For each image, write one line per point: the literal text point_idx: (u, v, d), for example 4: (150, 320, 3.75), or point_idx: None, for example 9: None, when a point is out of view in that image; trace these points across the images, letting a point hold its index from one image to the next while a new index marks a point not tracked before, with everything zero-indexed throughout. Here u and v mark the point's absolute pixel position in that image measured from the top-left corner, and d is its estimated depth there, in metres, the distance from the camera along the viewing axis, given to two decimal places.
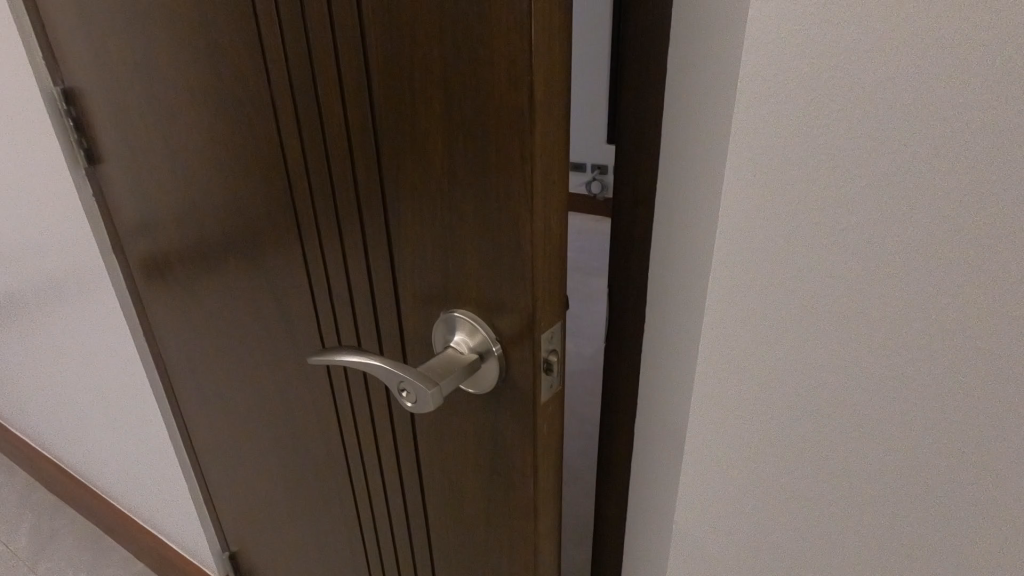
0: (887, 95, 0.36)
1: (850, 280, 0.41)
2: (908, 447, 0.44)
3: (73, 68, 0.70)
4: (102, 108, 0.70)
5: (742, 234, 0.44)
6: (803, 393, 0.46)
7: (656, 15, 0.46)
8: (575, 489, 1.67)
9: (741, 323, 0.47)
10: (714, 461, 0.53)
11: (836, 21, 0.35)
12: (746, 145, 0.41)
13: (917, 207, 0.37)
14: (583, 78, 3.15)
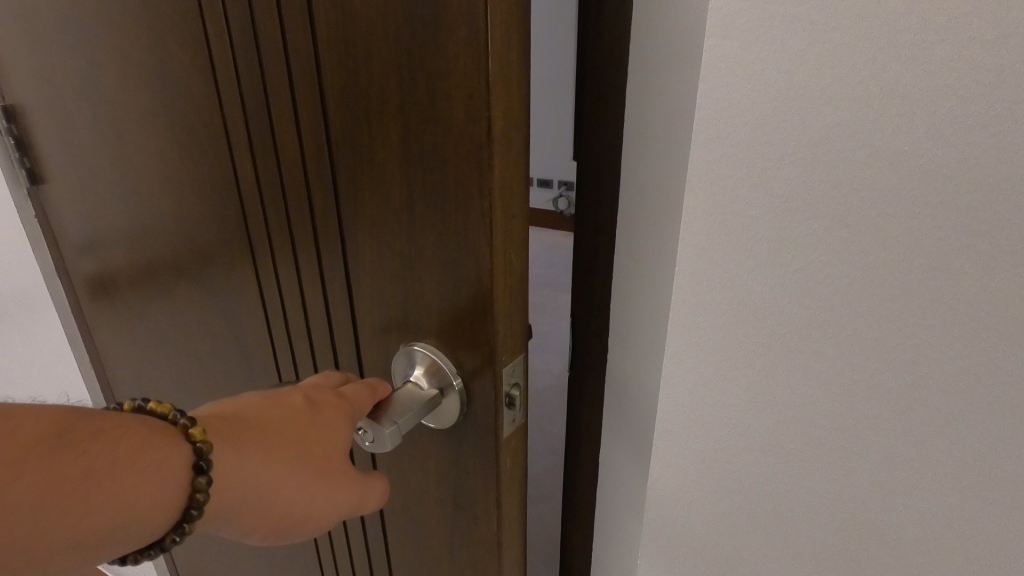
0: (837, 133, 0.40)
1: (806, 299, 0.45)
2: (861, 450, 0.47)
3: (16, 85, 0.67)
4: (47, 127, 0.67)
5: (709, 256, 0.47)
6: (764, 404, 0.50)
7: (612, 56, 0.50)
8: (544, 508, 1.68)
9: (709, 339, 0.50)
10: (684, 472, 0.56)
11: (789, 65, 0.40)
12: (712, 175, 0.45)
13: (866, 231, 0.41)
14: (548, 99, 3.24)
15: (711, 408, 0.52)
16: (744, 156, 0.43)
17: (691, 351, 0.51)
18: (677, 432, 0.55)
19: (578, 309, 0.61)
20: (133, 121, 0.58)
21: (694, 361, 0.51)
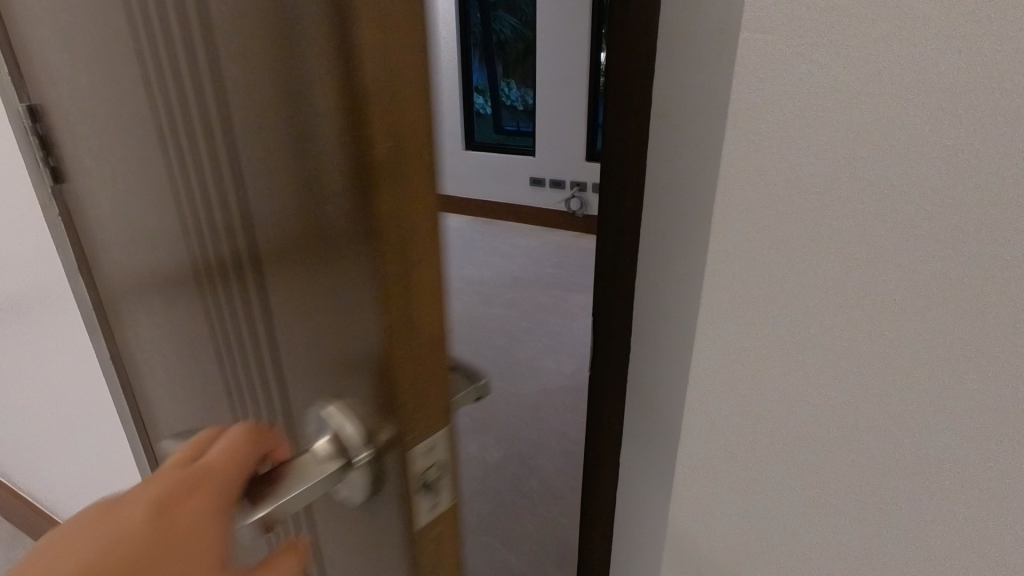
0: (847, 113, 0.51)
1: (821, 248, 0.56)
2: (865, 378, 0.59)
3: (37, 81, 0.66)
4: (59, 124, 0.65)
5: (742, 213, 0.59)
6: (786, 339, 0.61)
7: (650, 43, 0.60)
8: (563, 505, 1.72)
9: (739, 284, 0.61)
10: (714, 399, 0.68)
11: (809, 56, 0.51)
12: (749, 146, 0.56)
13: (870, 196, 0.52)
14: None
15: (752, 326, 0.62)
16: (774, 129, 0.55)
17: (735, 277, 0.61)
18: (722, 349, 0.65)
19: (621, 261, 0.69)
20: (106, 118, 0.54)
21: (735, 284, 0.62)
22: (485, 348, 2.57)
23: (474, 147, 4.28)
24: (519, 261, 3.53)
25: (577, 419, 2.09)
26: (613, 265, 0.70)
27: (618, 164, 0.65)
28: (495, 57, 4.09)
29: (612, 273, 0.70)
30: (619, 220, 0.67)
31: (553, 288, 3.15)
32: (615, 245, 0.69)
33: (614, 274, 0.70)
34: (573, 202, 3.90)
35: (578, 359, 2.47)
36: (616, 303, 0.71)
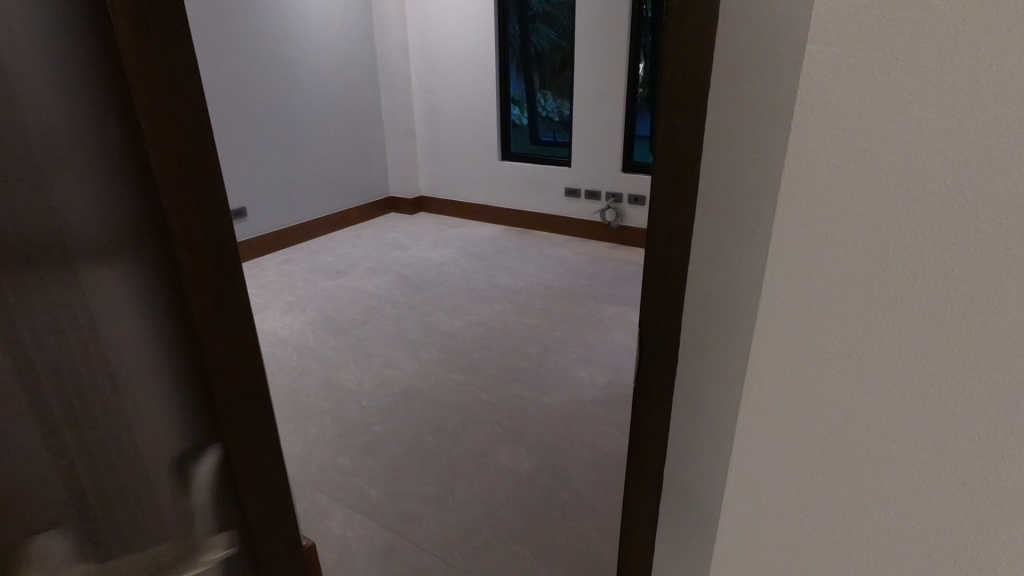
0: (948, 126, 0.43)
1: (908, 283, 0.48)
2: (957, 434, 0.50)
3: None
4: None
5: (814, 240, 0.50)
6: (862, 386, 0.53)
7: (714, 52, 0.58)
8: (600, 517, 1.69)
9: (805, 322, 0.53)
10: (771, 449, 0.60)
11: (902, 58, 0.43)
12: (823, 162, 0.48)
13: (973, 224, 0.45)
14: None
15: (805, 357, 0.55)
16: (856, 142, 0.46)
17: (788, 303, 0.54)
18: (770, 382, 0.58)
19: (666, 278, 0.64)
20: None
21: (788, 310, 0.54)
22: (519, 358, 2.57)
23: (512, 157, 4.33)
24: (554, 271, 3.54)
25: (611, 432, 2.06)
26: (656, 281, 0.65)
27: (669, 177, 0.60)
28: (535, 69, 4.14)
29: (657, 290, 0.65)
30: (666, 238, 0.63)
31: (588, 299, 3.14)
32: (661, 263, 0.64)
33: (658, 292, 0.65)
34: (609, 213, 3.88)
35: (613, 372, 2.44)
36: (660, 320, 0.67)
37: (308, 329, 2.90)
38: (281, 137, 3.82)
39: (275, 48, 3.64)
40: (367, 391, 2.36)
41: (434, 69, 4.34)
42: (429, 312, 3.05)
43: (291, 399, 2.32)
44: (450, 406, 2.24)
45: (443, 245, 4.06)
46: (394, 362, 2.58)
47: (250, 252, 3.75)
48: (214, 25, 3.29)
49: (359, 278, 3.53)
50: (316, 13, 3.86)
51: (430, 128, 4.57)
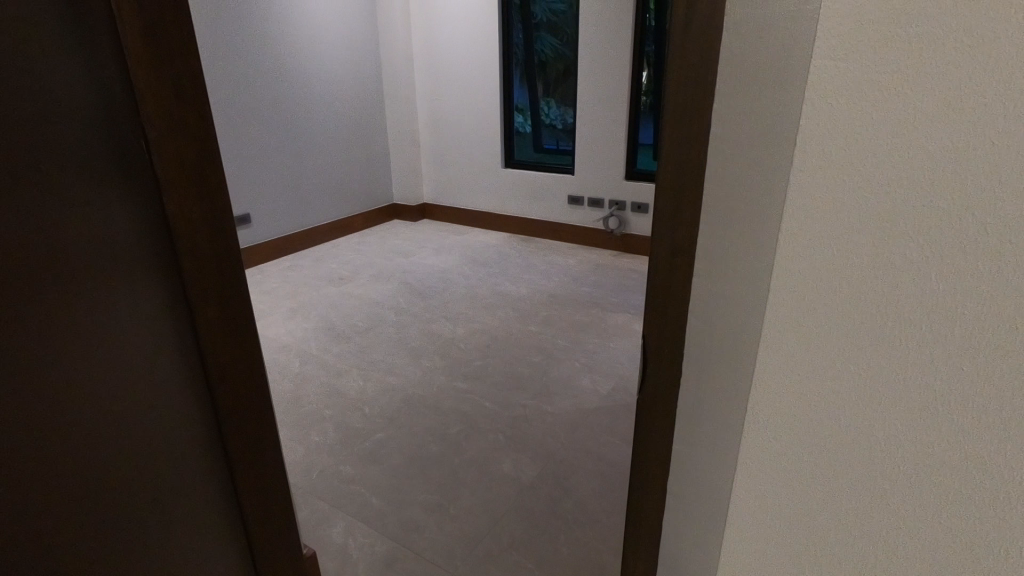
0: (935, 159, 0.44)
1: (901, 313, 0.48)
2: (943, 463, 0.51)
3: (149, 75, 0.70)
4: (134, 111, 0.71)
5: (808, 268, 0.51)
6: (853, 413, 0.53)
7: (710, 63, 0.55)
8: (603, 525, 1.69)
9: (797, 346, 0.54)
10: (767, 472, 0.60)
11: (893, 91, 0.44)
12: (816, 190, 0.48)
13: (961, 257, 0.45)
14: None
15: (814, 349, 0.53)
16: (848, 173, 0.47)
17: (796, 291, 0.52)
18: (777, 375, 0.56)
19: (673, 282, 0.64)
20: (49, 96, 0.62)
21: (796, 299, 0.52)
22: (521, 366, 2.57)
23: (515, 165, 4.34)
24: (557, 278, 3.54)
25: (613, 440, 2.06)
26: (664, 284, 0.64)
27: (675, 180, 0.59)
28: (538, 77, 4.16)
29: (665, 294, 0.64)
30: (673, 241, 0.62)
31: (590, 307, 3.14)
32: (669, 266, 0.63)
33: (664, 296, 0.65)
34: (612, 221, 3.88)
35: (616, 380, 2.44)
36: (666, 325, 0.65)
37: (310, 335, 2.90)
38: (285, 145, 3.83)
39: (279, 56, 3.66)
40: (369, 398, 2.36)
41: (438, 76, 4.37)
42: (432, 319, 3.05)
43: (293, 406, 2.31)
44: (453, 414, 2.24)
45: (446, 252, 4.07)
46: (396, 369, 2.58)
47: (253, 259, 3.76)
48: (219, 33, 3.31)
49: (362, 284, 3.53)
50: (321, 22, 3.89)
51: (433, 136, 4.59)
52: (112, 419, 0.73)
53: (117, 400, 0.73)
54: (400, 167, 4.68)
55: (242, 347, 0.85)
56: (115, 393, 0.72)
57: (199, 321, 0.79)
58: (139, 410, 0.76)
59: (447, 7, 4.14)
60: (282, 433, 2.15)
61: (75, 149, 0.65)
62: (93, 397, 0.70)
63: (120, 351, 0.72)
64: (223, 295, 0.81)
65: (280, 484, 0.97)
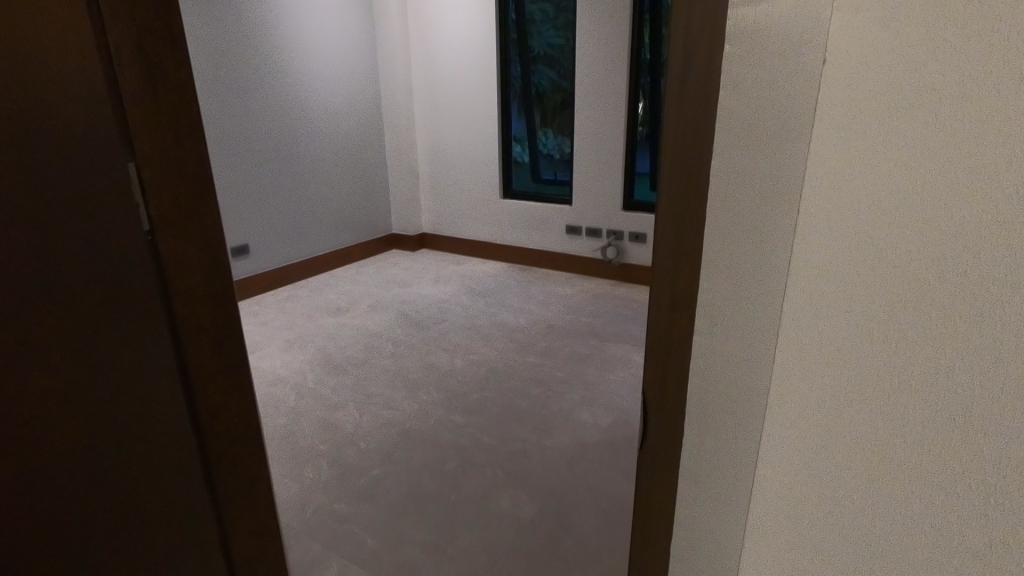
0: (936, 121, 0.55)
1: (907, 255, 0.58)
2: (945, 394, 0.59)
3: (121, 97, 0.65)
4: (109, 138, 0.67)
5: (835, 217, 0.62)
6: (869, 347, 0.62)
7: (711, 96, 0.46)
8: (604, 565, 1.63)
9: (825, 287, 0.64)
10: (797, 409, 0.69)
11: (905, 67, 0.55)
12: (840, 148, 0.60)
13: (955, 206, 0.55)
14: None
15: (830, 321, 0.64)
16: (865, 134, 0.58)
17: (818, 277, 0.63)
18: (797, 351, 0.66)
19: (674, 345, 0.55)
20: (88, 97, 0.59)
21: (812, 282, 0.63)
22: (521, 398, 2.53)
23: (513, 195, 4.36)
24: (556, 308, 3.52)
25: (616, 475, 2.01)
26: (662, 345, 0.56)
27: (675, 232, 0.51)
28: (536, 107, 4.22)
29: (664, 358, 0.56)
30: (672, 298, 0.53)
31: (590, 337, 3.11)
32: (666, 326, 0.55)
33: (663, 360, 0.56)
34: (610, 250, 3.88)
35: (616, 412, 2.40)
36: (665, 389, 0.57)
37: (306, 368, 2.87)
38: (283, 176, 3.85)
39: (278, 88, 3.71)
40: (365, 432, 2.32)
41: (438, 109, 4.43)
42: (430, 350, 3.02)
43: (287, 442, 2.26)
44: (451, 448, 2.19)
45: (444, 282, 4.06)
46: (393, 402, 2.54)
47: (249, 289, 3.74)
48: (219, 67, 3.36)
49: (360, 315, 3.51)
50: (321, 56, 3.96)
51: (432, 167, 4.63)
52: (115, 455, 0.66)
53: (126, 431, 0.67)
54: (400, 198, 4.70)
55: (230, 379, 0.83)
56: (123, 423, 0.67)
57: (190, 351, 0.75)
58: (143, 445, 0.70)
59: (446, 41, 4.23)
60: (275, 470, 2.09)
61: (90, 163, 0.60)
62: (105, 424, 0.65)
63: (128, 378, 0.67)
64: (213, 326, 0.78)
65: (271, 527, 0.94)
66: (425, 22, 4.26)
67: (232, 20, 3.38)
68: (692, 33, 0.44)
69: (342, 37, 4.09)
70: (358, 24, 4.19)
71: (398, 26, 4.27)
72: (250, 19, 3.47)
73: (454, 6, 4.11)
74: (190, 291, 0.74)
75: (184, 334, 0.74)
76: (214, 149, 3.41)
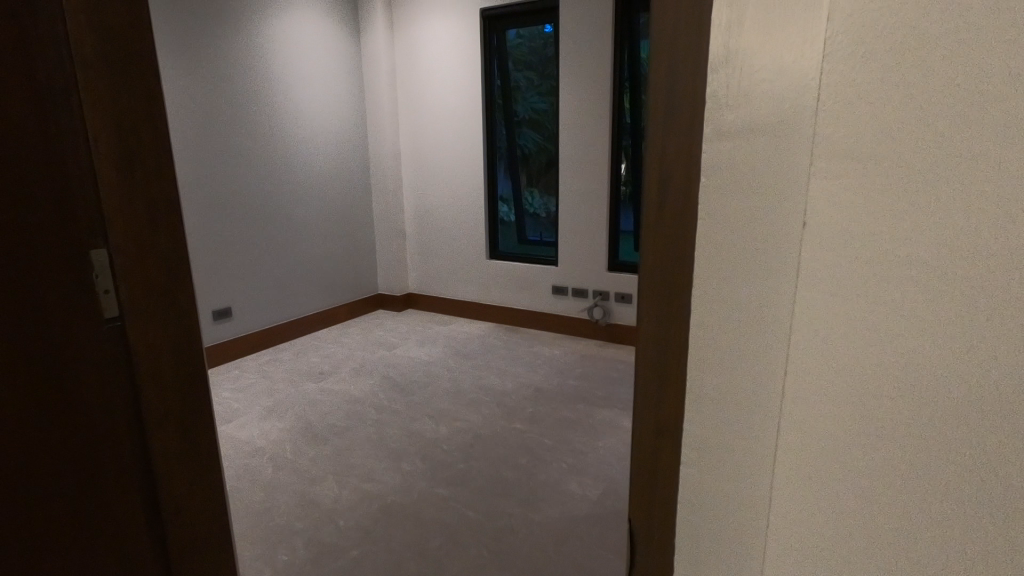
0: (953, 202, 0.43)
1: (925, 367, 0.46)
2: (978, 538, 0.47)
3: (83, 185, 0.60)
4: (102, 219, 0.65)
5: (822, 318, 0.49)
6: (880, 479, 0.49)
7: (691, 207, 0.47)
8: None
9: (818, 405, 0.50)
10: (785, 549, 0.55)
11: (903, 131, 0.44)
12: (825, 237, 0.47)
13: (977, 309, 0.43)
14: None
15: (847, 444, 0.53)
16: (859, 214, 0.46)
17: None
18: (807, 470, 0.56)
19: (660, 469, 0.54)
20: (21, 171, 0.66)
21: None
22: (507, 469, 2.44)
23: (500, 257, 4.39)
24: (544, 371, 3.47)
25: (607, 554, 1.92)
26: (648, 468, 0.55)
27: (657, 331, 0.51)
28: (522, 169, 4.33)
29: (650, 481, 0.55)
30: (657, 420, 0.53)
31: (578, 402, 3.06)
32: (653, 449, 0.54)
33: (649, 482, 0.55)
34: (597, 310, 3.88)
35: (606, 483, 2.32)
36: (653, 513, 0.55)
37: (285, 437, 2.76)
38: (266, 240, 3.84)
39: (264, 155, 3.76)
40: (345, 509, 2.20)
41: (425, 172, 4.50)
42: (414, 418, 2.93)
43: (261, 520, 2.14)
44: (434, 526, 2.08)
45: (430, 344, 4.01)
46: (375, 475, 2.43)
47: (228, 352, 3.65)
48: (206, 131, 3.40)
49: (342, 380, 3.43)
50: (309, 123, 4.05)
51: (418, 229, 4.65)
52: None
53: (58, 474, 0.72)
54: (386, 259, 4.71)
55: (198, 455, 0.85)
56: (55, 466, 0.72)
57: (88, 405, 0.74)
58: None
59: (433, 109, 4.36)
60: (247, 553, 1.97)
61: (55, 241, 0.70)
62: None
63: (69, 429, 0.73)
64: (180, 404, 0.83)
65: None
66: (413, 90, 4.40)
67: (222, 89, 3.46)
68: (668, 168, 0.47)
69: (330, 105, 4.21)
70: (347, 93, 4.33)
71: (387, 94, 4.41)
72: (239, 88, 3.56)
73: (441, 76, 4.26)
74: (156, 367, 0.79)
75: (143, 403, 0.79)
76: (195, 212, 3.39)
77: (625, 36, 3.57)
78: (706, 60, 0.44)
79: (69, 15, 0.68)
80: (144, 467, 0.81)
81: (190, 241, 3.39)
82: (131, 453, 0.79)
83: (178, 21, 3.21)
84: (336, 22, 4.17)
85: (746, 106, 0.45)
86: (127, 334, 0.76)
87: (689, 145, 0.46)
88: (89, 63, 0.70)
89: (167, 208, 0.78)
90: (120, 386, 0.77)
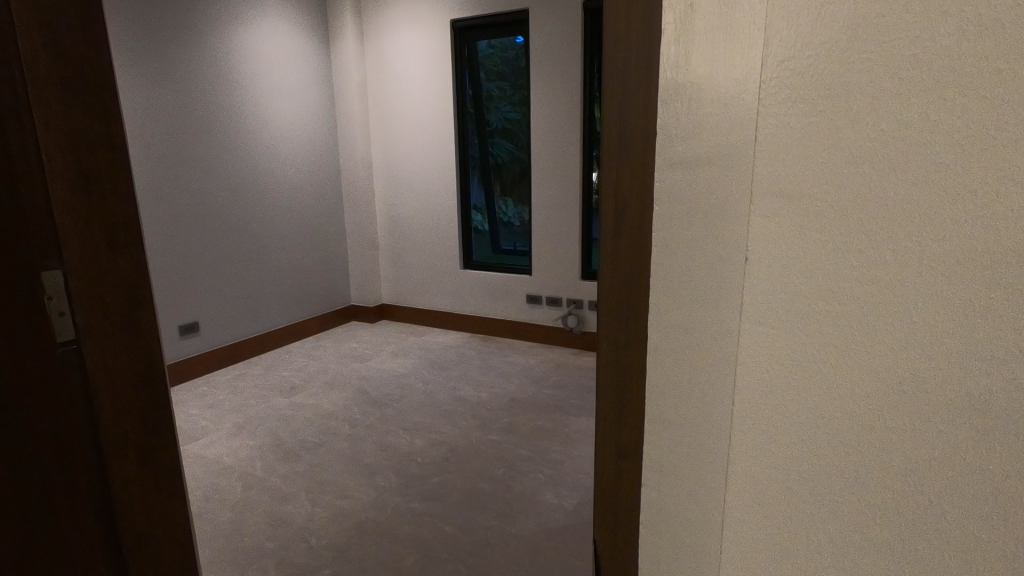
0: (885, 212, 0.50)
1: (867, 357, 0.52)
2: (925, 502, 0.53)
3: None
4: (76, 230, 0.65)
5: (779, 316, 0.55)
6: (839, 453, 0.55)
7: (646, 228, 0.48)
8: None
9: (778, 391, 0.57)
10: (756, 520, 0.60)
11: (842, 153, 0.50)
12: (780, 244, 0.54)
13: (910, 304, 0.50)
14: None
15: (794, 448, 0.57)
16: (807, 222, 0.53)
17: (755, 394, 0.58)
18: (756, 477, 0.60)
19: (624, 492, 0.55)
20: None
21: (756, 403, 0.58)
22: (483, 480, 2.43)
23: (474, 266, 4.39)
24: (519, 381, 3.47)
25: (581, 563, 1.92)
26: (612, 490, 0.55)
27: (617, 352, 0.52)
28: (495, 179, 4.35)
29: (612, 504, 0.55)
30: (618, 443, 0.54)
31: (553, 411, 3.06)
32: (615, 471, 0.55)
33: (615, 508, 0.55)
34: (571, 319, 3.90)
35: (581, 493, 2.33)
36: (616, 534, 0.56)
37: (255, 455, 2.69)
38: (233, 254, 3.75)
39: (227, 165, 3.66)
40: (317, 527, 2.16)
41: (397, 181, 4.47)
42: (388, 431, 2.90)
43: (230, 542, 2.08)
44: (409, 542, 2.05)
45: (404, 355, 3.97)
46: (349, 491, 2.39)
47: (196, 368, 3.56)
48: (173, 141, 3.33)
49: (314, 394, 3.37)
50: (277, 133, 3.98)
51: (390, 239, 4.61)
52: None
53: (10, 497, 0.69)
54: (360, 271, 4.67)
55: (160, 482, 0.83)
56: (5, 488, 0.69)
57: (40, 419, 0.71)
58: None
59: (405, 119, 4.33)
60: None
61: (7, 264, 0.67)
62: None
63: (25, 453, 0.70)
64: (141, 430, 0.80)
65: None
66: (384, 100, 4.37)
67: (185, 96, 3.37)
68: (623, 197, 0.48)
69: (299, 115, 4.14)
70: (316, 104, 4.27)
71: (358, 104, 4.37)
72: (202, 97, 3.47)
73: (412, 86, 4.25)
74: (116, 393, 0.77)
75: (103, 431, 0.77)
76: (156, 226, 3.29)
77: (592, 48, 3.62)
78: (657, 93, 0.46)
79: (21, 38, 0.66)
80: (102, 497, 0.78)
81: (150, 252, 3.27)
82: (91, 482, 0.76)
83: (141, 28, 3.13)
84: (304, 32, 4.12)
85: (696, 139, 0.46)
86: (83, 360, 0.74)
87: (643, 175, 0.47)
88: (41, 83, 0.68)
89: (124, 232, 0.76)
90: (77, 413, 0.75)
